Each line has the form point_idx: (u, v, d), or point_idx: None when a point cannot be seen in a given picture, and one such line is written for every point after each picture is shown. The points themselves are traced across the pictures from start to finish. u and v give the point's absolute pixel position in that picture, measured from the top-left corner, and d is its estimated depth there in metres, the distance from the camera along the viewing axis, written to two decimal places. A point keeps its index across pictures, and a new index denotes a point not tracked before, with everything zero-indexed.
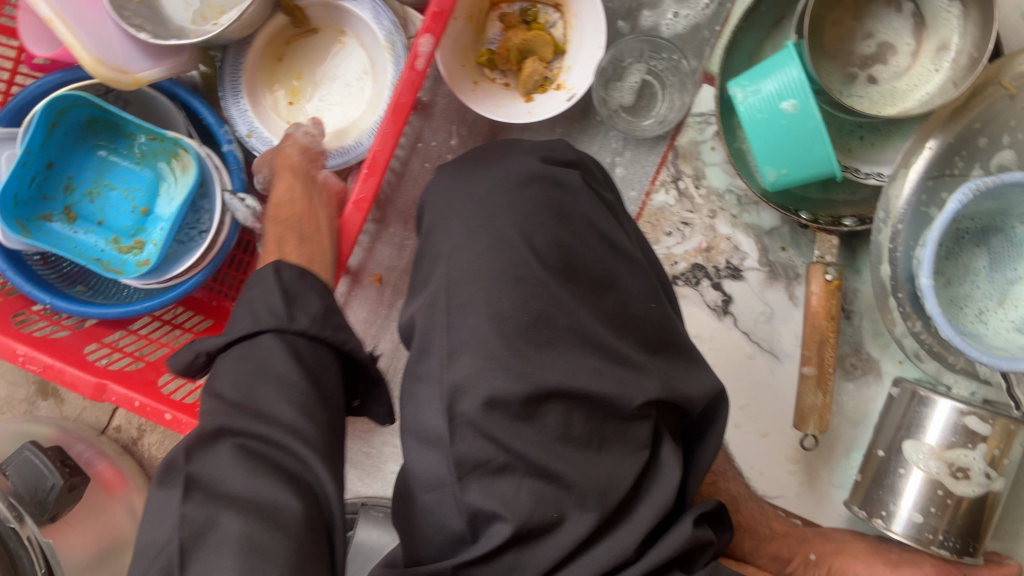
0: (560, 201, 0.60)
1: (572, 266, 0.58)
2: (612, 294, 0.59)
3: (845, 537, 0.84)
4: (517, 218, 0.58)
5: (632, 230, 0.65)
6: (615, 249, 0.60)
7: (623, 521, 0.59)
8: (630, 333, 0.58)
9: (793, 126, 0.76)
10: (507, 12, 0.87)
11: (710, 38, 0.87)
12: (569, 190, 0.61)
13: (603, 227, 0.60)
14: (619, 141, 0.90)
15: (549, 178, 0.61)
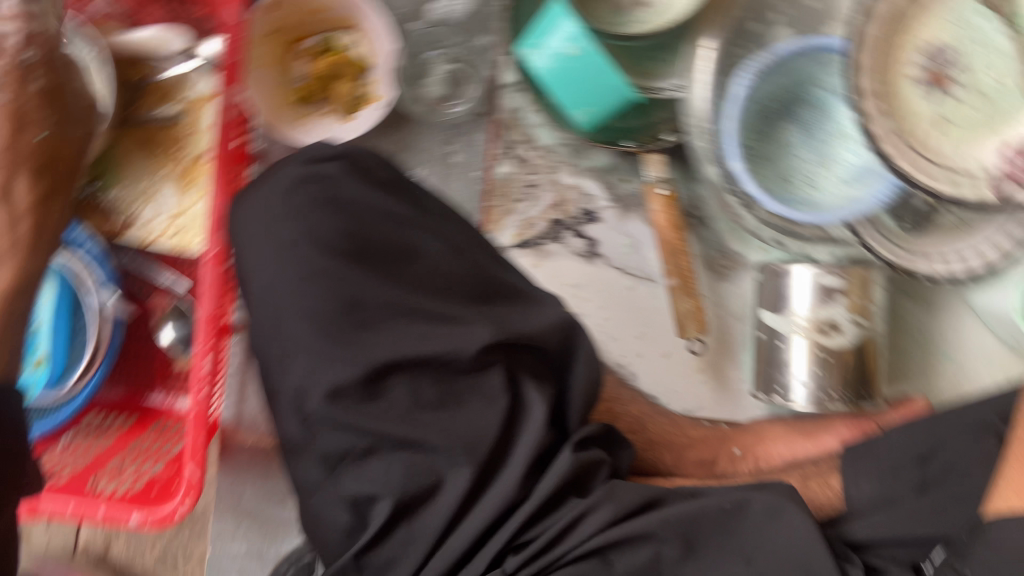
0: (335, 194, 0.66)
1: (366, 248, 0.64)
2: (414, 266, 0.66)
3: (763, 424, 0.89)
4: (302, 223, 0.64)
5: (429, 197, 0.72)
6: (402, 221, 0.67)
7: (501, 468, 0.62)
8: (445, 291, 0.65)
9: (584, 67, 0.79)
10: (305, 47, 0.90)
11: (494, 11, 0.92)
12: (337, 180, 0.66)
13: (382, 204, 0.67)
14: (447, 131, 0.94)
15: (316, 176, 0.66)
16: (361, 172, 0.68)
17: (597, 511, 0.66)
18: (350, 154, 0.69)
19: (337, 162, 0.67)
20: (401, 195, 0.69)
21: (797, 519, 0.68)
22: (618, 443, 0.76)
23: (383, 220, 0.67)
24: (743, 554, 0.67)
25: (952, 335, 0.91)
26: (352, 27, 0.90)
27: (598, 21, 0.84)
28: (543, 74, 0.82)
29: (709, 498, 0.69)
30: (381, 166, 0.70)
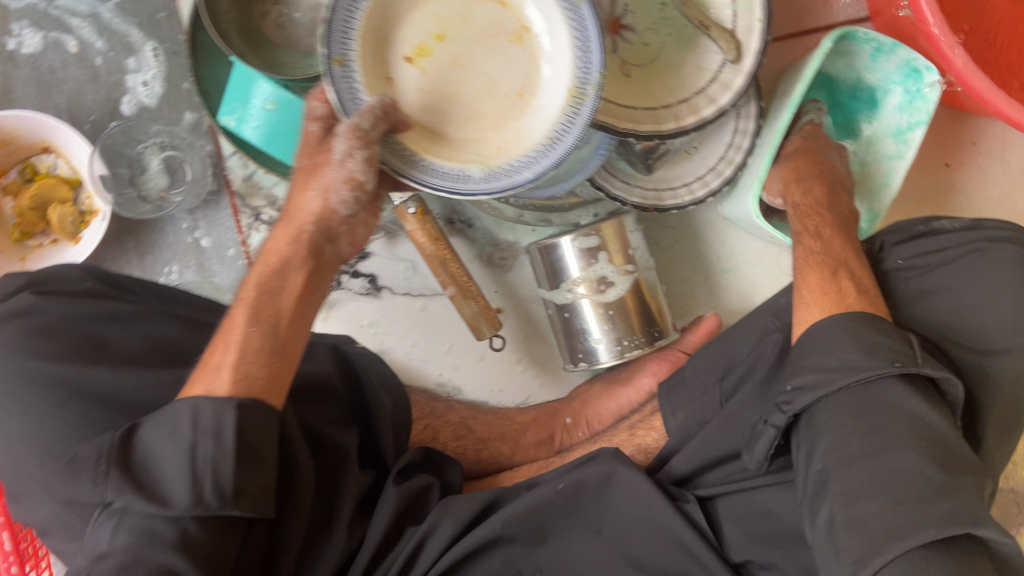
0: (37, 323, 0.58)
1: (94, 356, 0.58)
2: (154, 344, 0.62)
3: (585, 388, 0.91)
4: (13, 370, 0.56)
5: (144, 287, 0.69)
6: (120, 319, 0.62)
7: (333, 520, 0.66)
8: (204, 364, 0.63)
9: (283, 118, 0.81)
10: (7, 183, 0.88)
11: (191, 90, 0.90)
12: (33, 311, 0.59)
13: (97, 310, 0.62)
14: (187, 219, 0.91)
15: (6, 313, 0.59)
16: (54, 294, 0.61)
17: (435, 534, 0.67)
18: (34, 278, 0.63)
19: (21, 292, 0.60)
20: (109, 297, 0.64)
21: (629, 478, 0.69)
22: (442, 462, 0.76)
23: (106, 320, 0.61)
24: (593, 525, 0.70)
25: (724, 249, 0.96)
26: (50, 149, 0.88)
27: (291, 69, 0.83)
28: (247, 137, 0.81)
29: (542, 485, 0.69)
30: (76, 278, 0.65)
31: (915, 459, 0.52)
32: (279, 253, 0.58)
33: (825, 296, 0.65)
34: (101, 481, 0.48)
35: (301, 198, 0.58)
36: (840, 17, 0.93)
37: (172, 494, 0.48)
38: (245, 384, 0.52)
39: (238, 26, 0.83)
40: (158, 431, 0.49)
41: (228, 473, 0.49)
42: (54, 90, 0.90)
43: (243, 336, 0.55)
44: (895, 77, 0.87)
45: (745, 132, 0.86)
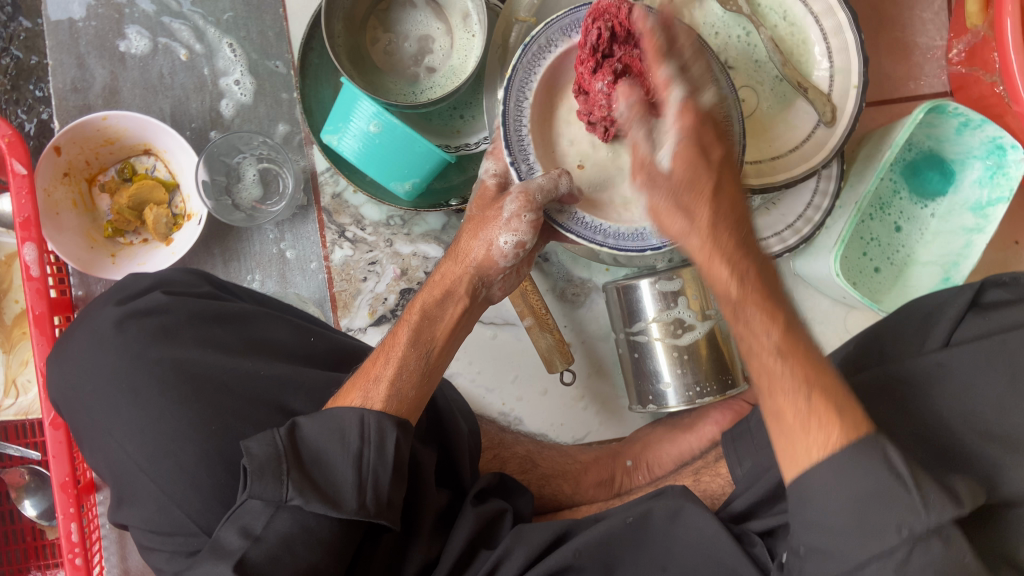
0: (162, 323, 0.63)
1: (218, 349, 0.63)
2: (247, 340, 0.65)
3: (646, 431, 0.91)
4: (144, 359, 0.61)
5: (249, 294, 0.74)
6: (236, 319, 0.66)
7: (417, 529, 0.67)
8: (304, 361, 0.67)
9: (385, 142, 0.81)
10: (105, 181, 0.92)
11: (291, 104, 0.93)
12: (159, 309, 0.64)
13: (211, 308, 0.66)
14: (274, 230, 0.93)
15: (133, 309, 0.64)
16: (178, 294, 0.67)
17: (511, 557, 0.67)
18: (161, 280, 0.69)
19: (153, 291, 0.67)
20: (222, 299, 0.69)
21: (699, 517, 0.67)
22: (514, 489, 0.77)
23: (213, 320, 0.65)
24: (660, 561, 0.68)
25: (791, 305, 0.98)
26: (151, 151, 0.91)
27: (393, 96, 0.87)
28: (349, 155, 0.83)
29: (614, 515, 0.69)
30: (197, 281, 0.71)
31: (898, 532, 0.47)
32: (447, 282, 0.65)
33: (815, 418, 0.52)
34: (282, 478, 0.52)
35: (469, 243, 0.65)
36: (923, 87, 0.96)
37: (342, 493, 0.53)
38: (398, 401, 0.59)
39: (349, 48, 0.85)
40: (326, 433, 0.54)
41: (385, 482, 0.54)
42: (160, 95, 0.92)
43: (401, 355, 0.61)
44: (977, 151, 0.89)
45: (824, 193, 0.90)
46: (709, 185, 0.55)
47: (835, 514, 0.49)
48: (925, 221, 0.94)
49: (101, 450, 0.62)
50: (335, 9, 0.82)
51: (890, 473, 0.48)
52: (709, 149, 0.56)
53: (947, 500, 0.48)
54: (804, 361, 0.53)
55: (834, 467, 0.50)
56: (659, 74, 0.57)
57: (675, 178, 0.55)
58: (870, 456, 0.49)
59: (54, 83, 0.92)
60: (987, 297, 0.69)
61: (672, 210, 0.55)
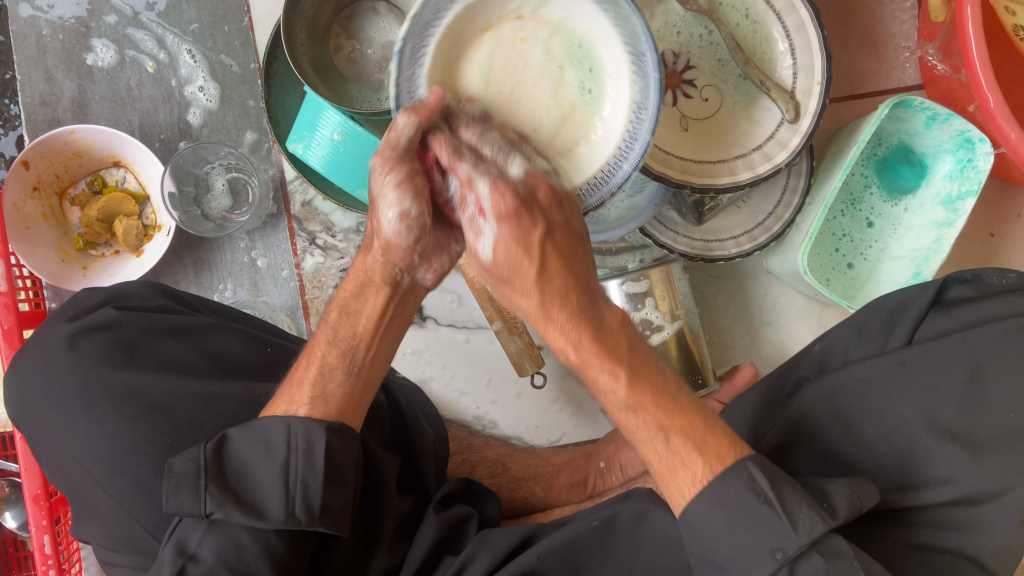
0: (119, 338, 0.64)
1: (174, 362, 0.64)
2: (203, 354, 0.66)
3: (621, 432, 0.91)
4: (100, 374, 0.62)
5: (208, 307, 0.75)
6: (189, 332, 0.66)
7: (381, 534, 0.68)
8: (260, 372, 0.67)
9: (350, 150, 0.82)
10: (76, 194, 0.92)
11: (257, 113, 0.93)
12: (113, 324, 0.65)
13: (164, 321, 0.66)
14: (245, 238, 0.93)
15: (86, 325, 0.64)
16: (131, 309, 0.67)
17: (474, 562, 0.68)
18: (114, 295, 0.69)
19: (105, 307, 0.67)
20: (175, 312, 0.69)
21: (663, 520, 0.67)
22: (481, 494, 0.77)
23: (168, 334, 0.66)
24: (625, 565, 0.68)
25: (765, 302, 0.98)
26: (120, 164, 0.92)
27: (358, 104, 0.87)
28: (313, 163, 0.82)
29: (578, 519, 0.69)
30: (153, 296, 0.71)
31: (772, 557, 0.50)
32: (360, 276, 0.60)
33: (681, 462, 0.52)
34: (201, 493, 0.53)
35: (378, 234, 0.58)
36: (892, 81, 0.95)
37: (268, 505, 0.53)
38: (323, 403, 0.58)
39: (313, 57, 0.86)
40: (252, 445, 0.55)
41: (318, 489, 0.54)
42: (128, 106, 0.93)
43: (321, 354, 0.59)
44: (947, 145, 0.88)
45: (795, 190, 0.89)
46: (525, 257, 0.50)
47: (719, 543, 0.51)
48: (896, 216, 0.93)
49: (61, 464, 0.62)
50: (297, 19, 0.82)
51: (754, 495, 0.51)
52: (532, 220, 0.50)
53: (818, 517, 0.50)
54: (654, 410, 0.53)
55: (705, 501, 0.51)
56: (473, 191, 0.50)
57: (498, 264, 0.50)
58: (735, 482, 0.51)
59: (22, 97, 0.92)
60: (950, 294, 0.70)
61: (517, 255, 0.49)
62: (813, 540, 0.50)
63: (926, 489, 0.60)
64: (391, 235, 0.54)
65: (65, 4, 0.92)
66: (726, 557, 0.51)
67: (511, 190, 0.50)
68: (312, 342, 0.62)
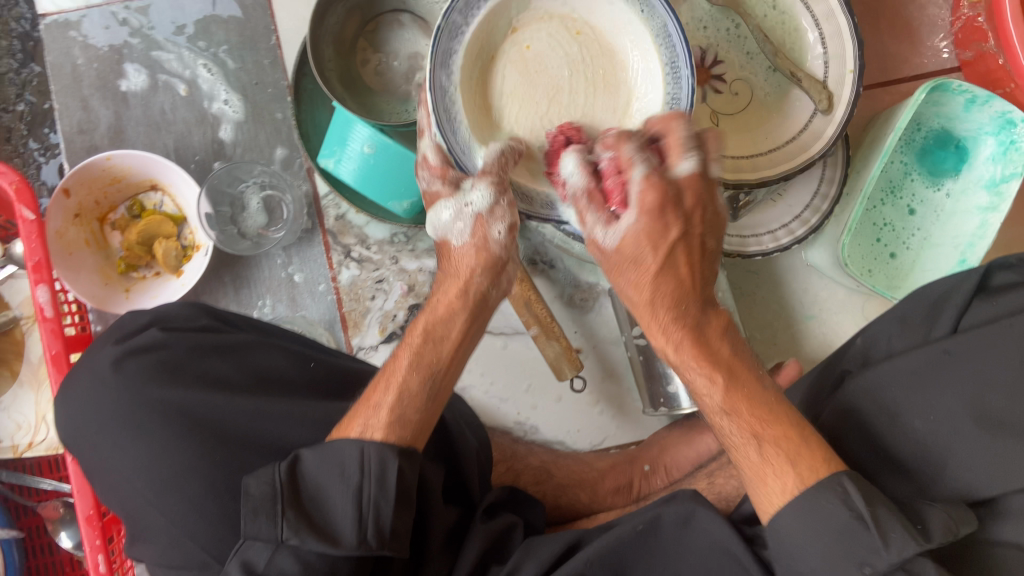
0: (164, 357, 0.65)
1: (220, 380, 0.64)
2: (247, 372, 0.66)
3: (664, 433, 0.90)
4: (142, 397, 0.63)
5: (250, 324, 0.75)
6: (233, 351, 0.67)
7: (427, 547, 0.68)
8: (305, 389, 0.67)
9: (380, 162, 0.82)
10: (115, 219, 0.94)
11: (285, 127, 0.94)
12: (158, 344, 0.66)
13: (207, 342, 0.67)
14: (282, 254, 0.94)
15: (132, 348, 0.65)
16: (175, 330, 0.68)
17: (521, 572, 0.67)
18: (159, 316, 0.70)
19: (151, 328, 0.68)
20: (218, 331, 0.70)
21: (707, 519, 0.68)
22: (523, 502, 0.77)
23: (212, 352, 0.66)
24: (670, 566, 0.68)
25: (806, 296, 0.96)
26: (157, 187, 0.93)
27: (387, 116, 0.88)
28: (345, 177, 0.83)
29: (623, 524, 0.69)
30: (194, 315, 0.71)
31: (860, 569, 0.51)
32: (449, 299, 0.65)
33: (772, 468, 0.56)
34: (277, 519, 0.53)
35: (459, 255, 0.65)
36: (926, 66, 0.94)
37: (341, 530, 0.53)
38: (402, 427, 0.58)
39: (340, 73, 0.86)
40: (326, 467, 0.55)
41: (388, 515, 0.54)
42: (163, 130, 0.94)
43: (403, 380, 0.61)
44: (988, 127, 0.87)
45: (831, 180, 0.88)
46: (649, 264, 0.60)
47: (814, 562, 0.53)
48: (939, 202, 0.91)
49: (111, 486, 0.63)
50: (323, 34, 0.84)
51: (848, 511, 0.52)
52: (673, 206, 0.60)
53: (909, 536, 0.50)
54: (746, 416, 0.59)
55: (797, 512, 0.54)
56: (623, 153, 0.60)
57: (642, 272, 0.61)
58: (828, 496, 0.53)
59: (61, 126, 0.95)
60: (995, 280, 0.69)
61: (657, 232, 0.59)
62: (903, 561, 0.50)
63: None
64: (491, 237, 0.64)
65: (99, 33, 0.94)
66: (812, 565, 0.53)
67: (664, 183, 0.59)
68: (389, 363, 0.64)
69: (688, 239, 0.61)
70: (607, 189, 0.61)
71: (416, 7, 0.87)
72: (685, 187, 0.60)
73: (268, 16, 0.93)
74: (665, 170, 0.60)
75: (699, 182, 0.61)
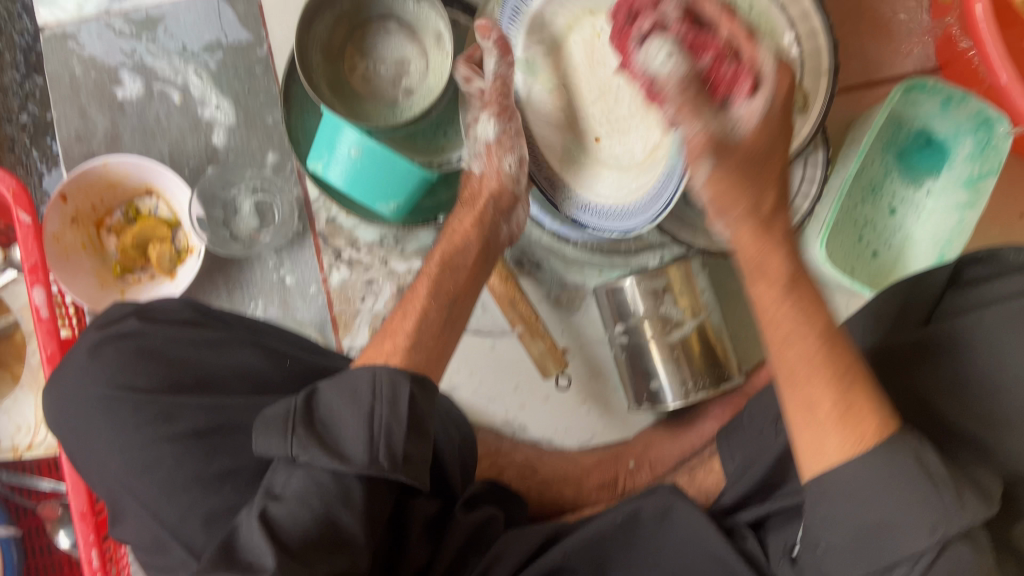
0: (144, 347, 0.67)
1: (198, 376, 0.66)
2: (224, 368, 0.67)
3: (650, 431, 0.91)
4: (122, 387, 0.64)
5: (231, 313, 0.76)
6: (211, 344, 0.68)
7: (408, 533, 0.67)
8: (281, 383, 0.69)
9: (367, 164, 0.83)
10: (111, 223, 0.95)
11: (276, 132, 0.96)
12: (138, 333, 0.68)
13: (188, 334, 0.68)
14: (273, 257, 0.96)
15: (114, 334, 0.67)
16: (156, 320, 0.69)
17: (503, 561, 0.69)
18: (143, 307, 0.71)
19: (130, 316, 0.69)
20: (200, 321, 0.70)
21: (687, 511, 0.70)
22: (507, 496, 0.79)
23: (191, 344, 0.68)
24: (650, 558, 0.70)
25: None
26: (152, 192, 0.95)
27: (374, 120, 0.89)
28: (333, 180, 0.85)
29: (603, 515, 0.71)
30: (175, 304, 0.73)
31: (932, 534, 0.49)
32: (460, 231, 0.77)
33: (835, 421, 0.52)
34: (290, 433, 0.55)
35: (482, 184, 0.79)
36: (907, 68, 0.95)
37: (351, 449, 0.55)
38: (417, 351, 0.66)
39: (329, 78, 0.89)
40: (339, 394, 0.57)
41: (399, 441, 0.56)
42: (158, 137, 0.97)
43: (422, 307, 0.70)
44: (966, 126, 0.88)
45: (812, 180, 0.89)
46: (750, 197, 0.56)
47: (844, 514, 0.52)
48: (920, 201, 0.93)
49: (95, 477, 0.64)
50: (311, 42, 0.86)
51: (921, 467, 0.50)
52: (758, 159, 0.55)
53: (978, 503, 0.51)
54: (823, 343, 0.54)
55: (861, 461, 0.51)
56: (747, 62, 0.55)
57: (744, 148, 0.54)
58: (903, 453, 0.51)
59: (60, 134, 0.97)
60: (966, 275, 0.71)
61: (732, 183, 0.55)
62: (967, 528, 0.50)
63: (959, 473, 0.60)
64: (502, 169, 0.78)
65: (96, 43, 0.97)
66: (849, 536, 0.52)
67: (769, 120, 0.54)
68: (411, 288, 0.74)
69: (759, 185, 0.56)
70: (717, 75, 0.55)
71: (401, 13, 0.88)
72: (754, 131, 0.54)
73: (259, 25, 0.95)
74: (725, 116, 0.54)
75: (770, 121, 0.55)
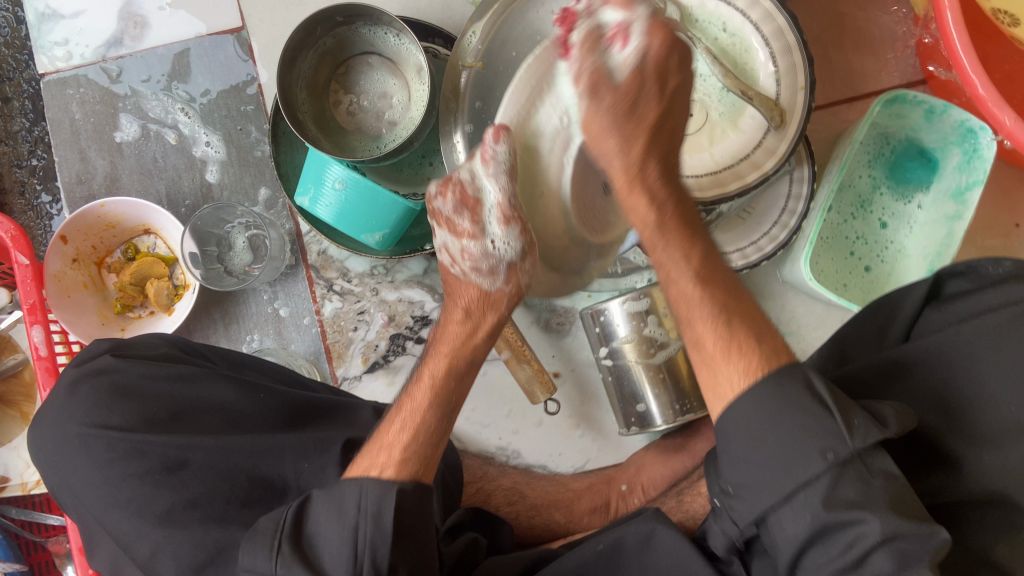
0: (118, 383, 0.69)
1: (170, 410, 0.68)
2: (194, 405, 0.69)
3: (642, 453, 0.91)
4: (99, 426, 0.67)
5: (213, 349, 0.78)
6: (183, 379, 0.70)
7: None
8: (254, 417, 0.70)
9: (350, 198, 0.84)
10: (112, 262, 0.99)
11: (266, 167, 0.98)
12: (112, 369, 0.70)
13: (160, 370, 0.70)
14: (268, 290, 0.98)
15: (90, 371, 0.70)
16: (132, 356, 0.72)
17: None
18: (120, 343, 0.74)
19: (105, 354, 0.72)
20: (175, 359, 0.73)
21: (668, 538, 0.67)
22: (494, 523, 0.80)
23: (163, 379, 0.70)
24: None
25: (783, 314, 0.97)
26: (151, 231, 0.98)
27: (359, 154, 0.92)
28: (318, 214, 0.86)
29: (586, 543, 0.70)
30: (155, 342, 0.76)
31: (823, 457, 0.49)
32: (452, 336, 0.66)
33: (735, 364, 0.54)
34: (274, 552, 0.54)
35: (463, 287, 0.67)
36: (892, 81, 0.94)
37: (332, 568, 0.52)
38: (413, 461, 0.59)
39: (315, 115, 0.91)
40: (328, 509, 0.55)
41: (385, 554, 0.53)
42: (155, 176, 1.00)
43: (418, 418, 0.61)
44: (953, 137, 0.86)
45: (798, 197, 0.89)
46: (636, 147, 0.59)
47: (754, 444, 0.51)
48: (911, 215, 0.92)
49: (84, 509, 0.67)
50: (295, 79, 0.89)
51: (811, 396, 0.51)
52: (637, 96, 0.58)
53: (871, 427, 0.50)
54: (713, 302, 0.57)
55: (755, 399, 0.52)
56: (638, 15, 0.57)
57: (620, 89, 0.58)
58: (790, 380, 0.52)
59: (62, 177, 1.01)
60: (947, 289, 0.68)
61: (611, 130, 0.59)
62: (867, 445, 0.49)
63: (941, 486, 0.59)
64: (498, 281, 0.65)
65: (93, 87, 1.00)
66: (770, 458, 0.50)
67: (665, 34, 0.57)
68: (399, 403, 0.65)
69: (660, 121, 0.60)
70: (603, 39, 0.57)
71: (382, 48, 0.91)
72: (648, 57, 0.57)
73: (248, 64, 0.98)
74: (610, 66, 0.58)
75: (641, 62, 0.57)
